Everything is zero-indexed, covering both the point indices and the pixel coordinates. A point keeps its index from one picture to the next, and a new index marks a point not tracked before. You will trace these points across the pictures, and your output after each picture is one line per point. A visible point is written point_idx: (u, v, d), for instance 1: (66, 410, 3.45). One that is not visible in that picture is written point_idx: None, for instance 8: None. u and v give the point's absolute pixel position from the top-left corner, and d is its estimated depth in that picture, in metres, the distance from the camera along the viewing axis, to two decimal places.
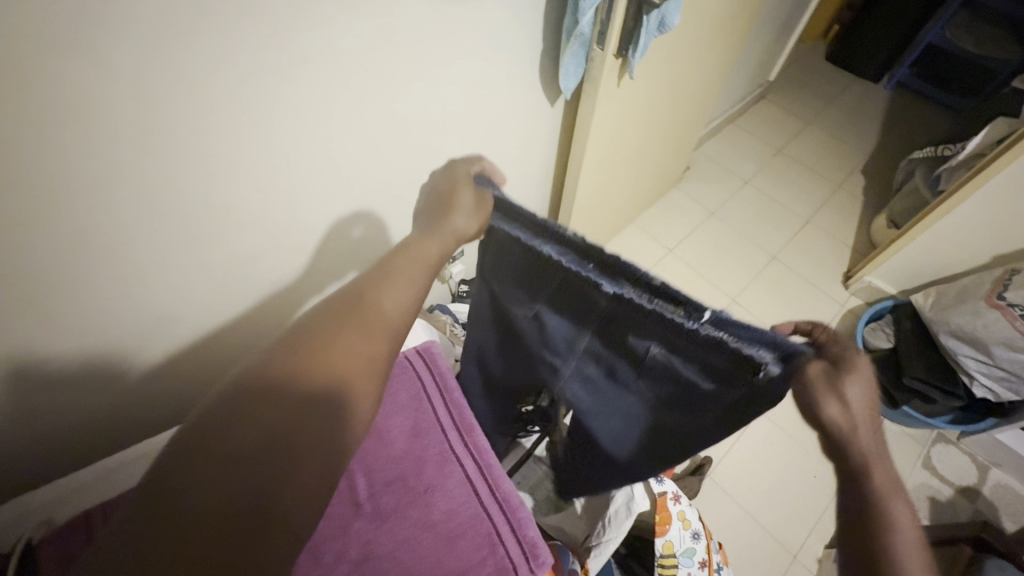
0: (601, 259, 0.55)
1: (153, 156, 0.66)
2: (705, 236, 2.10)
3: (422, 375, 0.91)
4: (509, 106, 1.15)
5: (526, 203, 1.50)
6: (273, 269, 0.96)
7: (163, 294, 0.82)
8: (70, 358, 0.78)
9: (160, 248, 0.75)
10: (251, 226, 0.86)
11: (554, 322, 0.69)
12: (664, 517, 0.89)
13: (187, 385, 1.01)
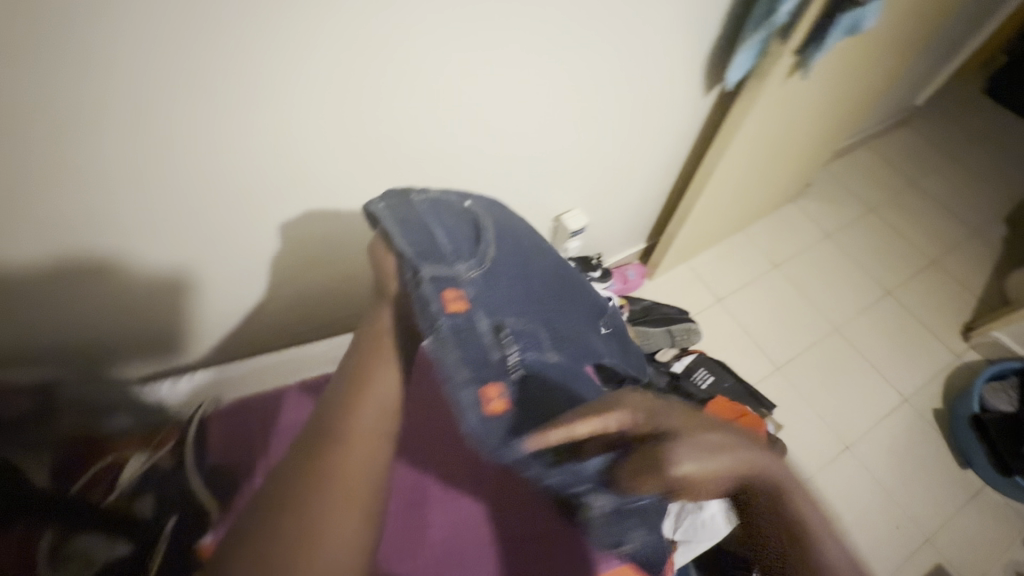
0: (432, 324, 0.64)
1: (257, 126, 0.73)
2: (812, 258, 2.00)
3: None
4: (663, 84, 1.12)
5: (648, 190, 1.48)
6: (267, 251, 0.93)
7: (268, 240, 0.91)
8: (185, 278, 0.88)
9: (258, 209, 0.85)
10: (340, 199, 0.92)
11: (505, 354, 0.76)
12: None
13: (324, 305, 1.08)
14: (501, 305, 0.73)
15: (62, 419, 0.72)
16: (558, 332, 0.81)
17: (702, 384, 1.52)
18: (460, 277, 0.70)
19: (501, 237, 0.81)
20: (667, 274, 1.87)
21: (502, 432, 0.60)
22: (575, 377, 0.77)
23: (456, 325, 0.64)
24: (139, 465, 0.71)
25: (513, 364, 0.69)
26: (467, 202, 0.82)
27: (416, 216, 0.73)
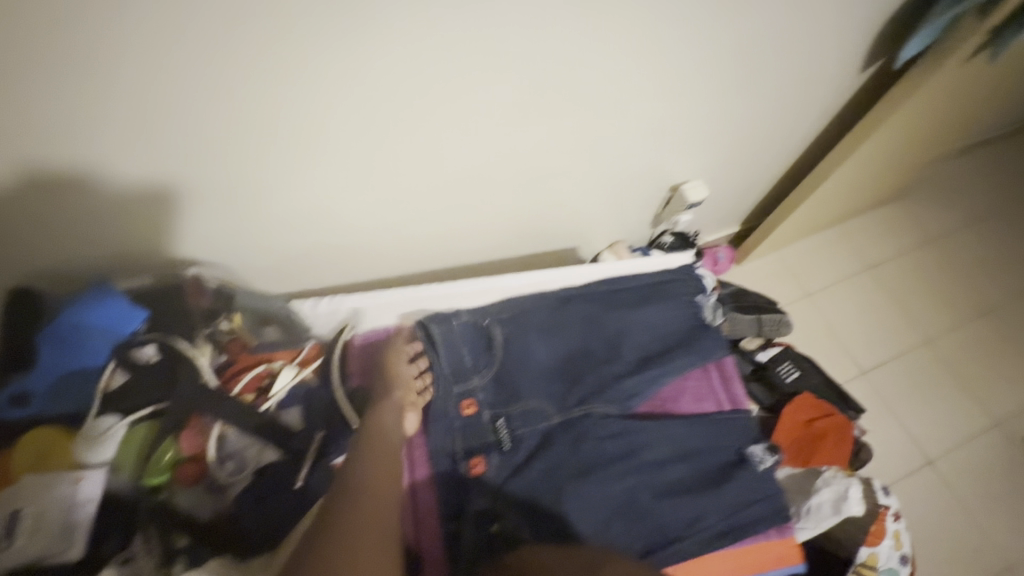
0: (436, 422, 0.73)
1: (342, 99, 0.67)
2: (913, 262, 1.86)
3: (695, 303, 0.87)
4: (816, 43, 1.02)
5: (762, 167, 1.38)
6: (340, 235, 0.88)
7: (355, 218, 0.87)
8: (289, 228, 0.82)
9: (341, 193, 0.81)
10: (422, 193, 0.88)
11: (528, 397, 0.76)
12: (880, 529, 0.87)
13: (435, 254, 1.05)
14: (513, 395, 0.76)
15: (238, 323, 0.74)
16: (575, 393, 0.77)
17: (787, 377, 1.46)
18: (474, 387, 0.76)
19: (516, 337, 0.80)
20: (756, 262, 1.78)
21: (481, 501, 0.68)
22: (595, 430, 0.74)
23: (467, 427, 0.73)
24: (284, 386, 0.71)
25: (507, 434, 0.73)
26: (492, 318, 0.81)
27: (449, 332, 0.78)
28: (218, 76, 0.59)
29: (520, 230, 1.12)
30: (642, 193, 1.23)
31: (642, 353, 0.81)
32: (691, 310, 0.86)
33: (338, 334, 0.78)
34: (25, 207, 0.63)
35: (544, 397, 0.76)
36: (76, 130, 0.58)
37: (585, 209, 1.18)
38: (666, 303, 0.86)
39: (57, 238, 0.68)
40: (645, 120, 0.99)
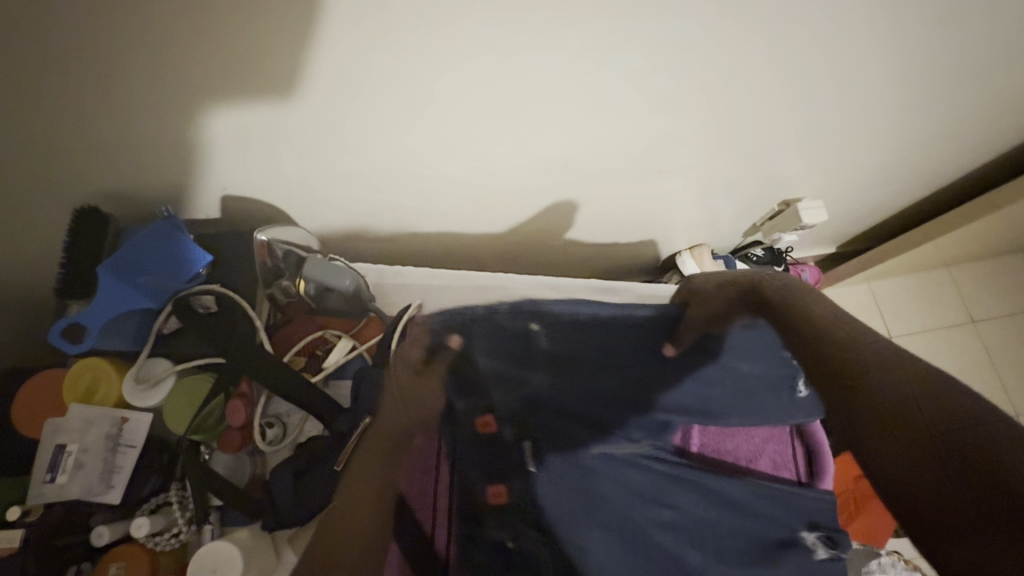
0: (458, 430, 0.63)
1: (459, 71, 0.60)
2: (1019, 324, 1.65)
3: None
4: (1017, 65, 0.83)
5: (888, 193, 1.20)
6: (411, 198, 0.80)
7: (434, 186, 0.79)
8: (352, 191, 0.76)
9: (423, 163, 0.74)
10: (508, 174, 0.81)
11: (558, 407, 0.65)
12: None
13: (509, 229, 0.96)
14: (553, 421, 0.64)
15: (302, 290, 0.66)
16: (622, 428, 0.65)
17: None
18: (495, 402, 0.65)
19: (559, 354, 0.68)
20: (840, 290, 1.62)
21: (497, 532, 0.57)
22: (634, 468, 0.64)
23: (491, 453, 0.62)
24: (338, 359, 0.66)
25: (538, 459, 0.62)
26: (538, 325, 0.71)
27: (484, 340, 0.68)
28: (338, 28, 0.52)
29: (603, 220, 1.02)
30: (745, 202, 1.09)
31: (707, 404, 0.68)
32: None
33: (399, 314, 0.72)
34: (104, 132, 0.58)
35: (587, 424, 0.65)
36: (143, 54, 0.51)
37: (678, 208, 1.06)
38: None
39: (101, 157, 0.61)
40: (777, 129, 0.86)
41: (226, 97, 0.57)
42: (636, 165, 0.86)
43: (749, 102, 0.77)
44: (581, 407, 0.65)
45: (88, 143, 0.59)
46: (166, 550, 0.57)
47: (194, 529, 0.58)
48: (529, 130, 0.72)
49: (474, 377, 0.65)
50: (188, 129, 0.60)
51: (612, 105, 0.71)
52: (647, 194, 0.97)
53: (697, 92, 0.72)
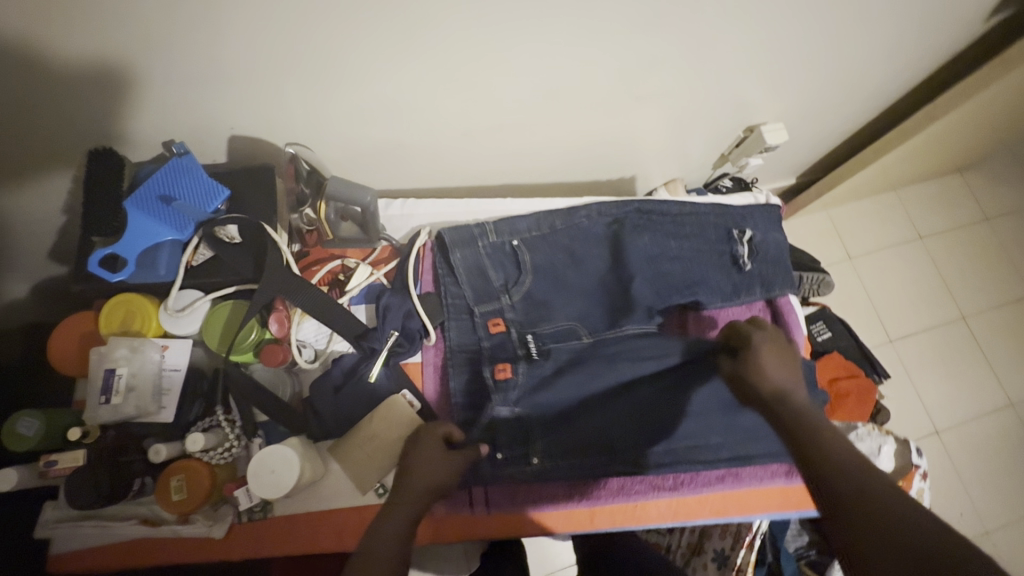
0: (471, 325, 0.72)
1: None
2: (961, 238, 1.82)
3: (780, 234, 0.81)
4: None
5: (838, 119, 1.31)
6: (411, 137, 0.84)
7: (432, 122, 0.83)
8: (347, 131, 0.79)
9: (420, 100, 0.77)
10: (500, 108, 0.84)
11: (558, 309, 0.74)
12: (906, 486, 0.90)
13: (501, 170, 1.01)
14: (543, 314, 0.73)
15: (322, 214, 0.69)
16: (605, 314, 0.74)
17: (818, 337, 1.48)
18: (503, 306, 0.73)
19: (540, 262, 0.75)
20: (802, 219, 1.74)
21: (503, 408, 0.68)
22: (631, 349, 0.72)
23: (496, 345, 0.71)
24: (361, 281, 0.70)
25: (538, 350, 0.71)
26: (520, 242, 0.75)
27: (472, 256, 0.73)
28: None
29: (587, 155, 1.08)
30: (715, 132, 1.17)
31: (661, 282, 0.75)
32: (724, 248, 0.78)
33: (413, 240, 0.75)
34: (113, 75, 0.60)
35: (574, 317, 0.74)
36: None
37: (653, 143, 1.14)
38: (696, 241, 0.78)
39: (109, 101, 0.63)
40: (739, 57, 0.93)
41: (237, 22, 0.58)
42: (620, 96, 0.92)
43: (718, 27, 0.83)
44: (572, 308, 0.74)
45: (101, 85, 0.61)
46: (220, 463, 0.61)
47: (243, 444, 0.62)
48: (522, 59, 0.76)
49: (482, 284, 0.73)
50: (197, 59, 0.61)
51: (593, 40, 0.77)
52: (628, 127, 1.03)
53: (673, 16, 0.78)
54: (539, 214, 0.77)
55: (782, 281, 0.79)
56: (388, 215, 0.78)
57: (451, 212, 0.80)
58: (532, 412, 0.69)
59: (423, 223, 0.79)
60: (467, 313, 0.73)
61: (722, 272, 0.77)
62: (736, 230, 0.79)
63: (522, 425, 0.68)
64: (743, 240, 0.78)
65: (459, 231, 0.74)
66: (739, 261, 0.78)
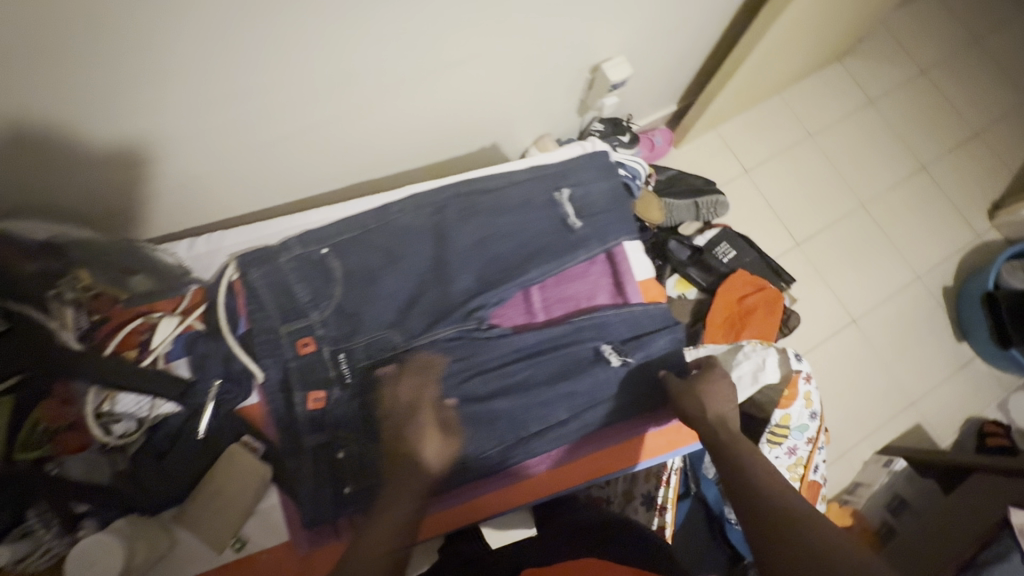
0: (281, 358, 0.68)
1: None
2: (849, 126, 1.84)
3: (607, 179, 0.80)
4: None
5: (690, 36, 1.28)
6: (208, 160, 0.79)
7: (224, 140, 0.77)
8: (147, 158, 0.74)
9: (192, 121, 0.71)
10: (294, 112, 0.79)
11: (371, 319, 0.71)
12: (792, 393, 0.92)
13: (338, 171, 0.96)
14: (355, 327, 0.70)
15: (89, 278, 0.64)
16: (418, 317, 0.72)
17: (724, 258, 1.50)
18: (312, 323, 0.69)
19: (353, 267, 0.72)
20: (694, 142, 1.74)
21: (313, 436, 0.66)
22: (445, 353, 0.71)
23: (305, 365, 0.68)
24: (169, 333, 0.66)
25: (349, 369, 0.69)
26: (329, 248, 0.72)
27: (273, 273, 0.70)
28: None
29: (434, 133, 1.04)
30: (560, 80, 1.13)
31: (489, 265, 0.74)
32: (550, 212, 0.76)
33: (221, 274, 0.70)
34: None
35: (389, 326, 0.71)
36: None
37: (502, 105, 1.09)
38: (519, 211, 0.76)
39: None
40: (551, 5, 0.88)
41: None
42: (438, 69, 0.87)
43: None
44: (385, 314, 0.71)
45: None
46: (43, 565, 0.58)
47: (66, 540, 0.59)
48: (323, 53, 0.72)
49: (288, 305, 0.69)
50: None
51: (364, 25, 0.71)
52: (466, 95, 0.98)
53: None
54: (353, 216, 0.74)
55: (616, 232, 0.77)
56: (192, 255, 0.72)
57: (262, 234, 0.75)
58: (361, 435, 0.67)
59: (233, 252, 0.73)
60: (278, 342, 0.68)
61: (551, 235, 0.75)
62: (559, 188, 0.77)
63: (353, 453, 0.66)
64: (566, 199, 0.77)
65: (245, 256, 0.70)
66: (568, 222, 0.76)
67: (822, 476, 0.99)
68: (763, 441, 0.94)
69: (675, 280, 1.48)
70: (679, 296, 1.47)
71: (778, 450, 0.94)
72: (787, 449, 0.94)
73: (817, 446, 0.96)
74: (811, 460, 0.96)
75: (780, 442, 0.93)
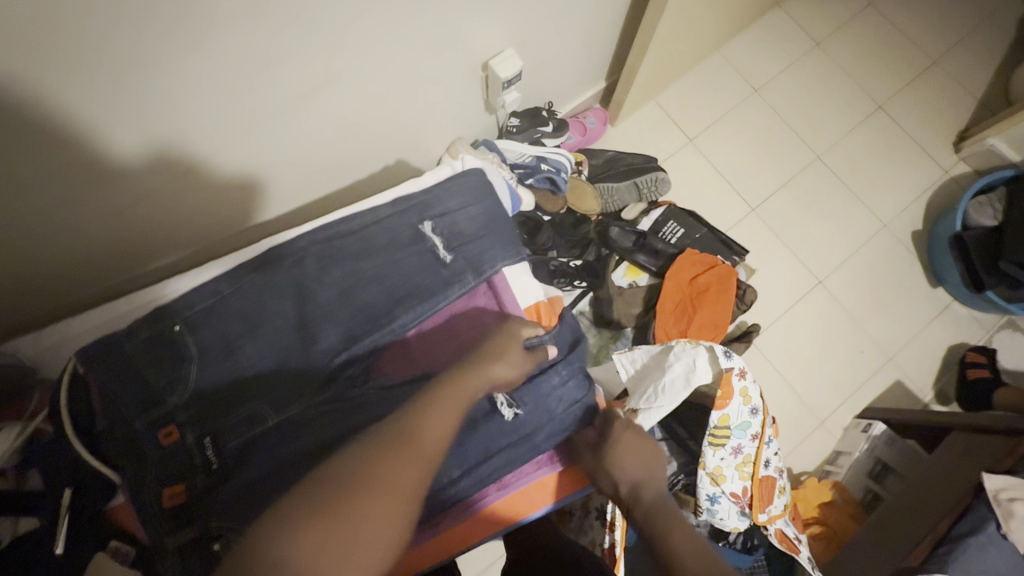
0: (139, 455, 0.62)
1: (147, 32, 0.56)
2: (797, 75, 1.73)
3: (473, 204, 0.80)
4: None
5: (595, 9, 1.19)
6: (48, 248, 0.71)
7: (60, 226, 0.69)
8: (65, 215, 0.68)
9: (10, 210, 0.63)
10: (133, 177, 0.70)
11: (235, 394, 0.66)
12: (726, 392, 0.85)
13: (213, 225, 0.88)
14: (219, 406, 0.65)
15: None
16: (287, 385, 0.67)
17: (671, 239, 1.41)
18: (171, 409, 0.64)
19: (211, 341, 0.67)
20: (632, 117, 1.64)
21: (179, 534, 0.60)
22: (320, 419, 0.64)
23: (167, 458, 0.62)
24: (14, 443, 0.59)
25: (214, 451, 0.63)
26: (183, 323, 0.67)
27: (119, 364, 0.64)
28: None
29: (320, 168, 0.97)
30: (451, 83, 1.05)
31: (358, 316, 0.70)
32: (418, 247, 0.74)
33: (64, 368, 0.64)
34: None
35: (259, 399, 0.66)
36: None
37: (392, 121, 1.01)
38: (386, 253, 0.74)
39: None
40: (407, 15, 0.80)
41: None
42: (296, 104, 0.79)
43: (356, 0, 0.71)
44: (252, 385, 0.66)
45: None
46: None
47: None
48: (170, 99, 0.65)
49: (137, 394, 0.63)
50: None
51: (179, 71, 0.62)
52: (341, 123, 0.90)
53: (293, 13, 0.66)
54: (205, 284, 0.69)
55: (489, 258, 0.76)
56: (47, 346, 0.68)
57: (118, 317, 0.70)
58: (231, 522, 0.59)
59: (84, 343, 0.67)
60: (129, 437, 0.62)
61: (424, 272, 0.74)
62: (423, 221, 0.76)
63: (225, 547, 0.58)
64: (431, 232, 0.76)
65: (86, 350, 0.64)
66: (439, 255, 0.75)
67: (776, 469, 0.93)
68: (706, 445, 0.88)
69: (624, 267, 1.38)
70: (629, 285, 1.38)
71: (724, 451, 0.88)
72: (731, 449, 0.88)
73: (765, 441, 0.90)
74: (760, 456, 0.90)
75: (723, 443, 0.87)
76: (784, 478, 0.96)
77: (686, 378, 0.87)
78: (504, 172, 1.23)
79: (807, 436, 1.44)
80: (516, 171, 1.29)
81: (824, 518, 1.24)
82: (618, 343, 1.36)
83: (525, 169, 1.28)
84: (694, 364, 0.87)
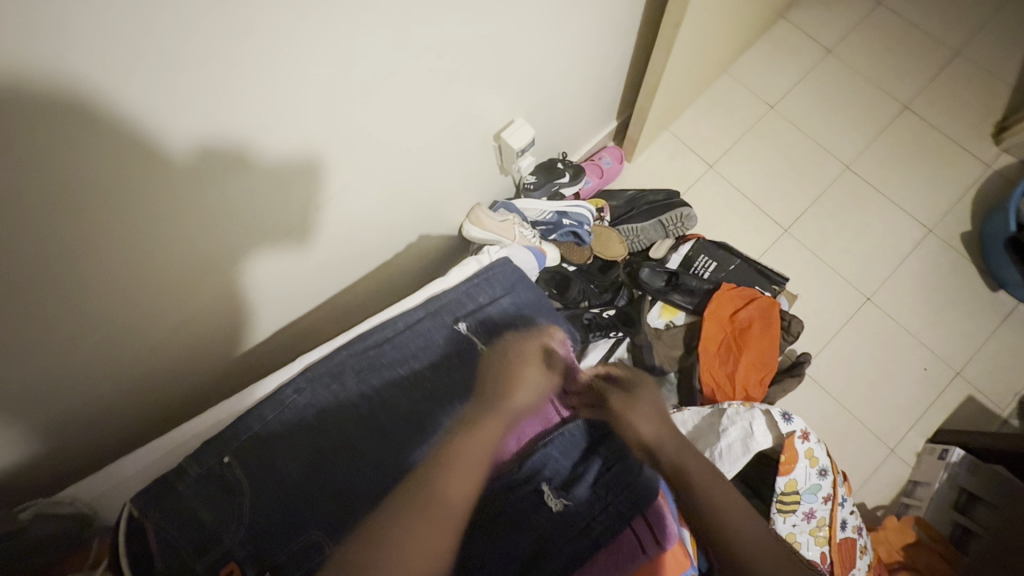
0: None
1: (232, 150, 0.60)
2: (812, 87, 1.67)
3: (506, 296, 0.82)
4: None
5: (595, 60, 1.19)
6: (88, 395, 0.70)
7: (101, 370, 0.69)
8: (98, 357, 0.67)
9: (47, 362, 0.62)
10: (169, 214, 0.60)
11: (287, 524, 0.65)
12: (790, 457, 0.80)
13: (244, 343, 0.89)
14: (276, 537, 0.64)
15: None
16: (342, 509, 0.66)
17: (704, 273, 1.38)
18: (229, 547, 0.63)
19: (259, 473, 0.67)
20: (646, 152, 1.62)
21: None
22: None
23: None
24: None
25: None
26: (231, 455, 0.67)
27: (176, 505, 0.64)
28: (134, 19, 0.44)
29: (347, 265, 0.97)
30: (467, 157, 1.06)
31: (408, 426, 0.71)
32: (456, 348, 0.76)
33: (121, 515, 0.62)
34: None
35: (317, 524, 0.65)
36: None
37: (410, 207, 1.02)
38: (425, 356, 0.76)
39: None
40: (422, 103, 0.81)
41: None
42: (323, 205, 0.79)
43: (373, 115, 0.74)
44: (307, 515, 0.66)
45: None
46: None
47: None
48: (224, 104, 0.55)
49: (196, 534, 0.63)
50: None
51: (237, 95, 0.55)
52: (362, 221, 0.91)
53: (330, 141, 0.71)
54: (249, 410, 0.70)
55: (526, 344, 0.79)
56: (115, 480, 0.70)
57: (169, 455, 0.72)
58: None
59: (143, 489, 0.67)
60: None
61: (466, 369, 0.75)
62: (458, 321, 0.78)
63: None
64: (467, 332, 0.77)
65: (143, 495, 0.64)
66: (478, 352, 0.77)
67: (855, 528, 0.87)
68: (775, 512, 0.83)
69: (659, 309, 1.33)
70: (665, 325, 1.33)
71: (795, 516, 0.83)
72: (803, 514, 0.82)
73: (838, 501, 0.84)
74: (836, 518, 0.84)
75: (793, 509, 0.82)
76: (864, 536, 0.90)
77: (739, 448, 0.82)
78: (525, 231, 1.20)
79: (876, 468, 1.35)
80: (538, 228, 1.27)
81: (910, 563, 1.14)
82: (662, 389, 1.29)
83: (547, 225, 1.27)
84: (750, 430, 0.82)
